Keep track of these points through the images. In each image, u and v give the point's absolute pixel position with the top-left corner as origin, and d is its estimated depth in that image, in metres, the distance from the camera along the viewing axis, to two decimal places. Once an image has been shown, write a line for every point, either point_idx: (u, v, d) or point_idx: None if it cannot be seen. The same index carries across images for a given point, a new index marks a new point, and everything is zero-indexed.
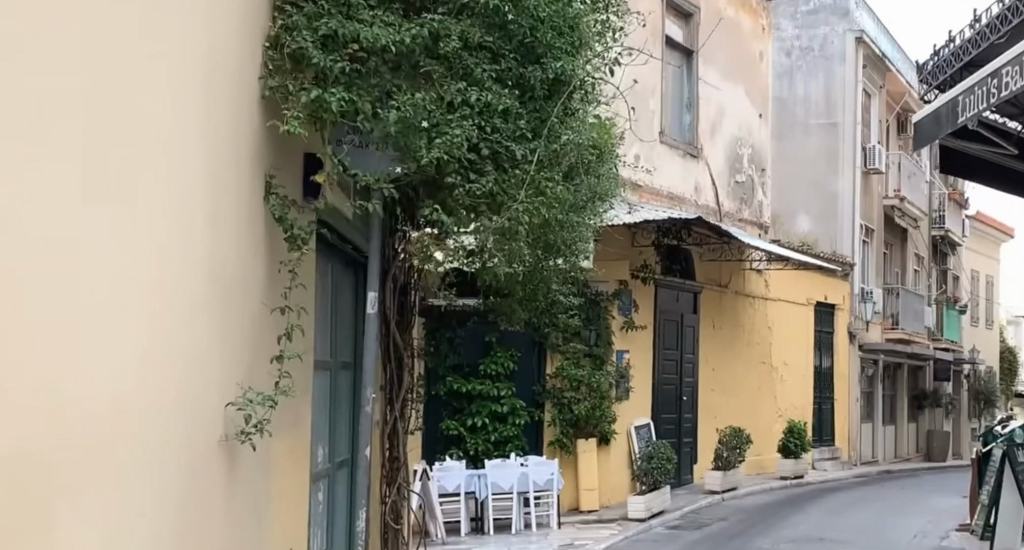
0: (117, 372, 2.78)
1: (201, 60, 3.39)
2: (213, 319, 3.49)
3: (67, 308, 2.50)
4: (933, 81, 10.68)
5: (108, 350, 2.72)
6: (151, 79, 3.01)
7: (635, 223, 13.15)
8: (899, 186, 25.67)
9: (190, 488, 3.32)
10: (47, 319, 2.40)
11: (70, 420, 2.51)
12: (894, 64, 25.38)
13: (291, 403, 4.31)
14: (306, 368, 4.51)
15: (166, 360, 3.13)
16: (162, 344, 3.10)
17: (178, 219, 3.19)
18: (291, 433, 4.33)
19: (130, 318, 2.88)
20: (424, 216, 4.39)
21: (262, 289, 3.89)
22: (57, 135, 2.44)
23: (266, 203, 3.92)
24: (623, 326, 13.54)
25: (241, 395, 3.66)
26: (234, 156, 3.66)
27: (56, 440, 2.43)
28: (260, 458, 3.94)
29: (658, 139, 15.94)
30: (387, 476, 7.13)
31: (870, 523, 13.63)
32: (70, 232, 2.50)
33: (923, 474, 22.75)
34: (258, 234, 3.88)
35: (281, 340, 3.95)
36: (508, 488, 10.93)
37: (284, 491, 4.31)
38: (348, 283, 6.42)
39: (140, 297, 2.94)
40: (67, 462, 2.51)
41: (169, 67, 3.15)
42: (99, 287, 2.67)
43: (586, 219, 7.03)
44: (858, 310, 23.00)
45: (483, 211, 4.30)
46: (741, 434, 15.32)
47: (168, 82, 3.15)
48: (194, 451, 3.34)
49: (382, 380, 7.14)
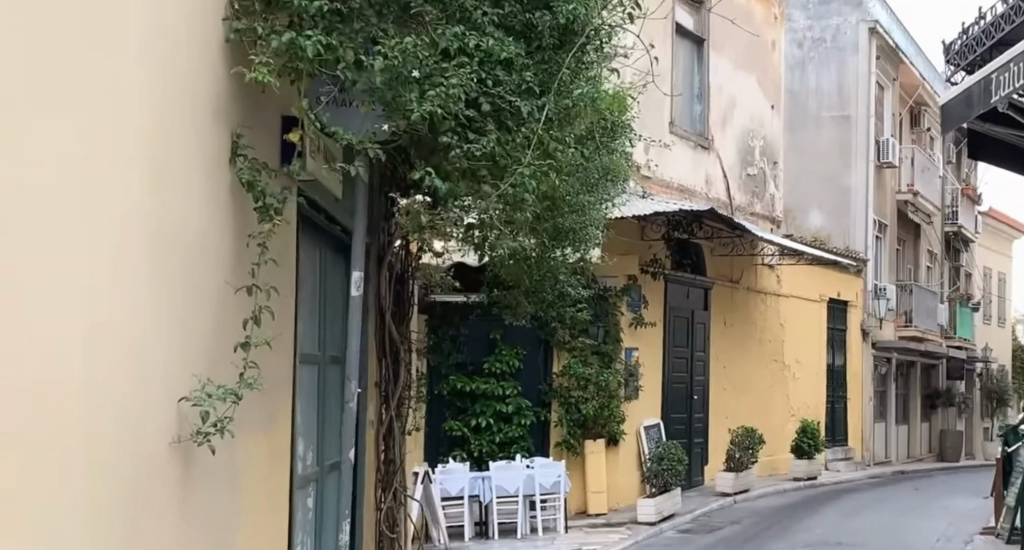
0: (103, 365, 2.61)
1: (188, 30, 3.11)
2: (174, 301, 3.01)
3: (41, 307, 2.35)
4: (961, 62, 10.21)
5: (91, 348, 2.55)
6: (139, 59, 2.83)
7: (644, 215, 12.58)
8: (912, 181, 25.10)
9: (140, 495, 2.80)
10: (17, 314, 2.26)
11: (49, 419, 2.37)
12: (908, 56, 24.81)
13: (266, 392, 3.77)
14: (286, 354, 3.98)
15: (150, 356, 2.85)
16: (145, 342, 2.83)
17: (166, 204, 2.96)
18: (266, 431, 3.79)
19: (125, 320, 2.73)
20: (418, 182, 3.82)
21: (228, 263, 3.34)
22: (30, 121, 2.31)
23: (232, 165, 3.38)
24: (631, 323, 12.93)
25: (197, 387, 3.10)
26: (201, 123, 3.19)
27: (28, 432, 2.30)
28: (229, 456, 3.42)
29: (668, 130, 15.39)
30: (382, 481, 6.62)
31: (890, 526, 13.10)
32: (48, 223, 2.38)
33: (938, 475, 22.13)
34: (221, 203, 3.33)
35: (247, 324, 3.39)
36: (512, 491, 10.40)
37: (260, 495, 3.78)
38: (339, 271, 5.89)
39: (134, 293, 2.78)
40: (40, 450, 2.34)
41: (167, 58, 2.98)
42: (83, 290, 2.53)
43: (597, 200, 6.47)
44: (872, 307, 22.48)
45: (483, 175, 3.74)
46: (754, 434, 14.70)
47: (165, 71, 2.97)
48: (161, 455, 2.92)
49: (377, 375, 6.63)
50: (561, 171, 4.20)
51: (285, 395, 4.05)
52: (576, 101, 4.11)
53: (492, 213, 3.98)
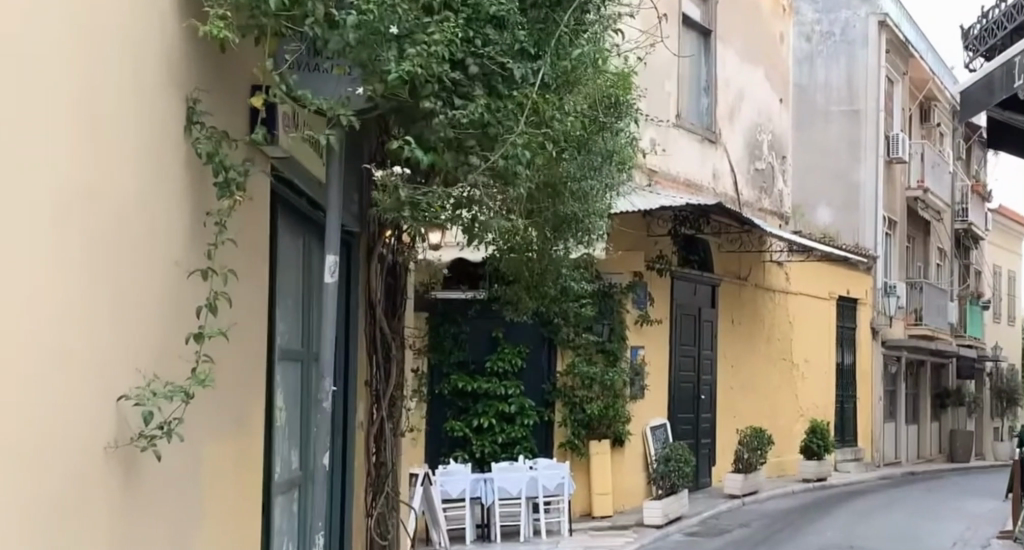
0: (46, 350, 2.28)
1: None
2: (121, 288, 2.63)
3: None
4: (980, 46, 9.82)
5: (38, 330, 2.25)
6: (95, 24, 2.53)
7: (651, 210, 12.19)
8: (922, 177, 24.68)
9: (76, 499, 2.41)
10: None
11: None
12: (917, 50, 24.38)
13: (235, 386, 3.38)
14: (256, 345, 3.60)
15: (102, 347, 2.52)
16: (100, 329, 2.52)
17: (121, 180, 2.63)
18: (235, 431, 3.41)
19: (80, 305, 2.43)
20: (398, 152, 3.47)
21: (181, 241, 2.94)
22: None
23: (186, 135, 2.99)
24: (638, 320, 12.51)
25: (143, 384, 2.70)
26: (153, 92, 2.81)
27: None
28: (190, 458, 3.02)
29: (674, 121, 15.00)
30: (372, 485, 6.28)
31: (905, 529, 12.68)
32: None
33: (948, 475, 21.73)
34: (176, 174, 2.94)
35: (202, 311, 2.99)
36: (515, 493, 10.01)
37: (228, 501, 3.40)
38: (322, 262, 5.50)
39: (93, 278, 2.49)
40: None
41: (125, 22, 2.67)
42: (34, 270, 2.24)
43: (606, 185, 6.09)
44: (882, 305, 22.07)
45: (469, 143, 3.40)
46: (763, 434, 14.31)
47: (121, 37, 2.66)
48: (98, 458, 2.50)
49: (368, 373, 6.25)
50: (555, 141, 3.86)
51: (255, 394, 3.65)
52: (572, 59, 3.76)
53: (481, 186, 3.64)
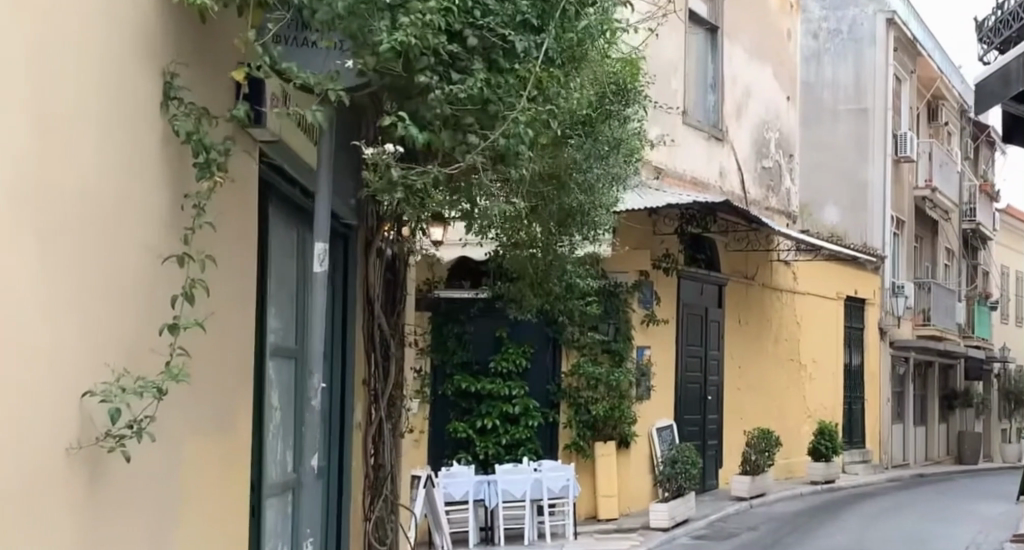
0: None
1: None
2: (86, 278, 2.41)
3: None
4: (995, 39, 9.58)
5: None
6: None
7: (657, 208, 11.95)
8: (930, 176, 24.43)
9: (34, 502, 2.19)
10: None
11: None
12: (925, 48, 24.14)
13: (217, 381, 3.16)
14: (242, 341, 3.39)
15: (64, 344, 2.30)
16: (62, 323, 2.29)
17: (85, 162, 2.40)
18: (216, 434, 3.18)
19: (38, 298, 2.21)
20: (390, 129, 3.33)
21: (155, 226, 2.72)
22: None
23: (163, 111, 2.77)
24: (643, 320, 12.27)
25: (111, 381, 2.48)
26: (125, 64, 2.59)
27: None
28: (163, 459, 2.79)
29: (680, 119, 14.77)
30: (371, 487, 6.08)
31: (915, 532, 12.44)
32: None
33: (958, 476, 21.45)
34: (151, 154, 2.72)
35: (177, 301, 2.77)
36: (520, 495, 9.78)
37: (211, 510, 3.18)
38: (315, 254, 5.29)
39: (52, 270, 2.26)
40: None
41: None
42: None
43: (614, 177, 5.88)
44: (889, 305, 21.83)
45: (468, 120, 3.26)
46: (771, 436, 14.07)
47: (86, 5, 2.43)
48: (60, 467, 2.28)
49: (366, 371, 6.04)
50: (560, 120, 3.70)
51: (241, 391, 3.43)
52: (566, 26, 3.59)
53: (481, 166, 3.49)
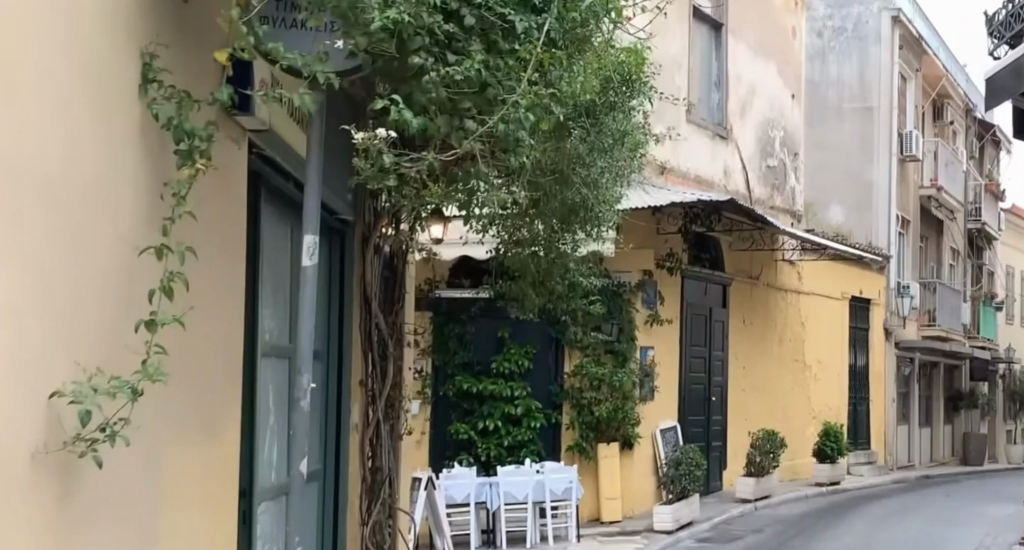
0: None
1: None
2: (53, 271, 2.23)
3: None
4: (1005, 33, 9.41)
5: None
6: None
7: (661, 206, 11.79)
8: (935, 176, 24.24)
9: None
10: None
11: None
12: (931, 47, 23.97)
13: (202, 380, 2.99)
14: (230, 339, 3.22)
15: (27, 346, 2.13)
16: (23, 324, 2.11)
17: (53, 150, 2.23)
18: (202, 436, 3.02)
19: None
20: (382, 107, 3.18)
21: (131, 214, 2.54)
22: None
23: (141, 95, 2.61)
24: (647, 320, 12.10)
25: (80, 379, 2.30)
26: (97, 40, 2.42)
27: None
28: (140, 462, 2.62)
29: (684, 117, 14.60)
30: (368, 491, 5.91)
31: (923, 534, 12.26)
32: None
33: (964, 478, 21.27)
34: (127, 136, 2.55)
35: (155, 295, 2.60)
36: (522, 499, 9.58)
37: (198, 517, 3.01)
38: None
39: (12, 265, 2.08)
40: None
41: None
42: None
43: (618, 172, 5.73)
44: (895, 305, 21.67)
45: (465, 104, 3.12)
46: (776, 438, 13.92)
47: None
48: (21, 476, 2.10)
49: (363, 371, 5.89)
50: (561, 106, 3.58)
51: (229, 392, 3.26)
52: (564, 5, 3.47)
53: (482, 154, 3.37)
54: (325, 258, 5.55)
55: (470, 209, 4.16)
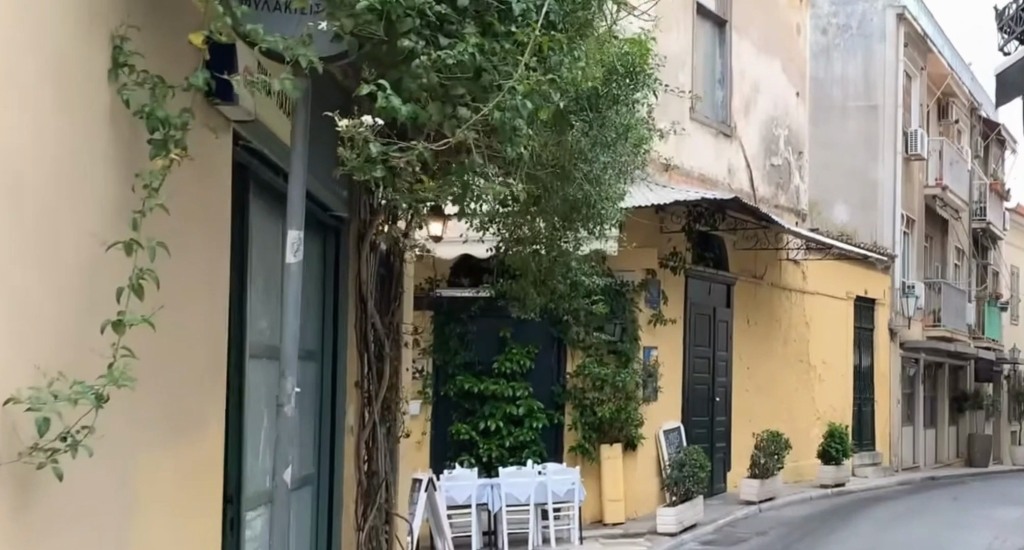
0: None
1: None
2: (12, 271, 2.06)
3: None
4: (1016, 28, 9.24)
5: None
6: None
7: (665, 204, 11.62)
8: (941, 174, 24.04)
9: None
10: None
11: None
12: (936, 45, 23.78)
13: (177, 380, 2.84)
14: (212, 337, 3.07)
15: None
16: None
17: (13, 139, 2.06)
18: (178, 437, 2.86)
19: None
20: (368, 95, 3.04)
21: (98, 206, 2.38)
22: None
23: (111, 80, 2.44)
24: (650, 319, 11.91)
25: (41, 387, 2.13)
26: (62, 22, 2.25)
27: None
28: (103, 470, 2.44)
29: (688, 114, 14.41)
30: (364, 495, 5.73)
31: (929, 537, 12.09)
32: None
33: (969, 479, 21.08)
34: (95, 123, 2.38)
35: (124, 294, 2.43)
36: (524, 500, 9.39)
37: (173, 526, 2.86)
38: None
39: None
40: None
41: None
42: None
43: (621, 167, 5.56)
44: (900, 305, 21.47)
45: (459, 90, 3.03)
46: (780, 439, 13.77)
47: None
48: None
49: (358, 371, 5.73)
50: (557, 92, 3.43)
51: (210, 393, 3.09)
52: None
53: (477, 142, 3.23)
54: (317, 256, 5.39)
55: (466, 204, 4.01)
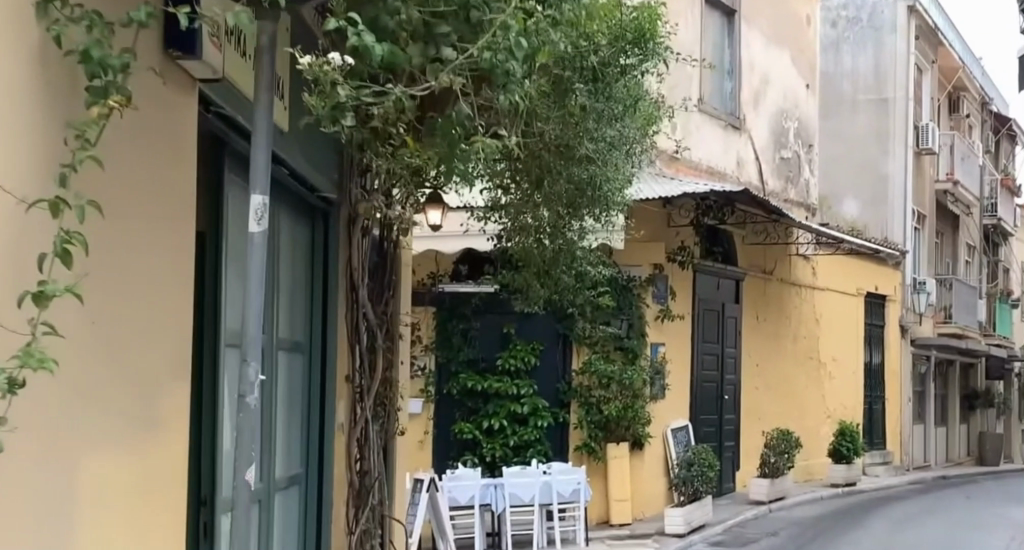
0: None
1: None
2: None
3: None
4: None
5: None
6: None
7: (672, 197, 11.24)
8: (951, 169, 23.64)
9: None
10: None
11: None
12: (947, 37, 23.37)
13: (116, 366, 2.49)
14: (170, 322, 2.72)
15: None
16: None
17: None
18: (122, 428, 2.52)
19: None
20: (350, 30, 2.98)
21: (15, 156, 2.03)
22: None
23: (38, 16, 2.09)
24: (658, 315, 11.49)
25: None
26: None
27: None
28: (13, 463, 2.09)
29: (696, 105, 14.05)
30: (355, 495, 5.39)
31: (944, 537, 11.71)
32: None
33: (981, 478, 20.67)
34: (13, 64, 2.03)
35: (47, 263, 2.08)
36: (528, 500, 9.00)
37: (119, 531, 2.51)
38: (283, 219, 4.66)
39: None
40: None
41: None
42: None
43: (629, 148, 5.25)
44: (911, 302, 21.06)
45: (444, 28, 2.99)
46: (791, 437, 13.38)
47: None
48: None
49: (348, 363, 5.39)
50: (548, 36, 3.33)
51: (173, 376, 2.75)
52: None
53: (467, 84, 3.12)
54: (305, 240, 5.06)
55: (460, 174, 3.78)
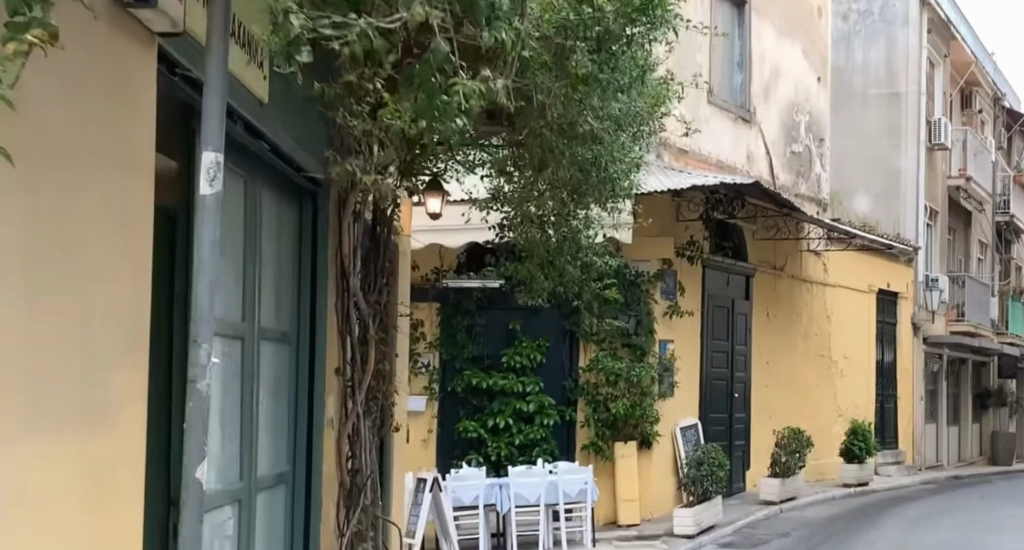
0: None
1: None
2: None
3: None
4: None
5: None
6: None
7: (680, 190, 10.93)
8: (964, 165, 23.26)
9: None
10: None
11: None
12: (959, 31, 23.02)
13: (36, 352, 2.23)
14: (103, 292, 2.48)
15: None
16: None
17: None
18: (46, 408, 2.26)
19: None
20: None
21: None
22: None
23: None
24: (666, 311, 11.18)
25: None
26: None
27: None
28: None
29: (706, 98, 13.76)
30: (345, 497, 5.10)
31: (958, 538, 11.38)
32: None
33: (995, 479, 20.31)
34: None
35: None
36: (534, 500, 8.64)
37: (45, 523, 2.25)
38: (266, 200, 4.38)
39: None
40: None
41: None
42: None
43: (637, 126, 4.97)
44: (924, 299, 20.70)
45: None
46: (802, 436, 13.07)
47: None
48: None
49: (339, 355, 5.11)
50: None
51: (106, 347, 2.50)
52: None
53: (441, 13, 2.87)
54: (292, 225, 4.78)
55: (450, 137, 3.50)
